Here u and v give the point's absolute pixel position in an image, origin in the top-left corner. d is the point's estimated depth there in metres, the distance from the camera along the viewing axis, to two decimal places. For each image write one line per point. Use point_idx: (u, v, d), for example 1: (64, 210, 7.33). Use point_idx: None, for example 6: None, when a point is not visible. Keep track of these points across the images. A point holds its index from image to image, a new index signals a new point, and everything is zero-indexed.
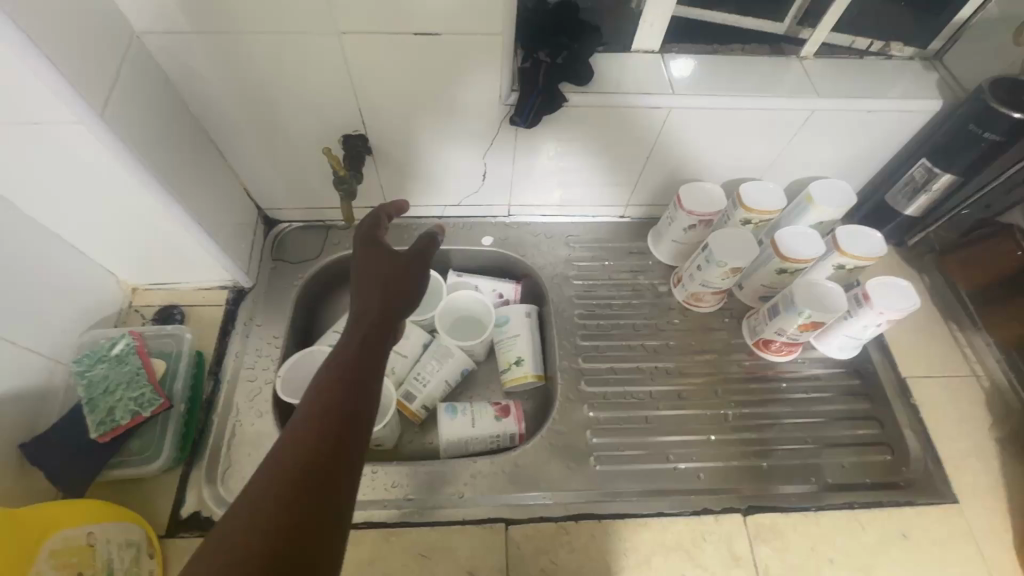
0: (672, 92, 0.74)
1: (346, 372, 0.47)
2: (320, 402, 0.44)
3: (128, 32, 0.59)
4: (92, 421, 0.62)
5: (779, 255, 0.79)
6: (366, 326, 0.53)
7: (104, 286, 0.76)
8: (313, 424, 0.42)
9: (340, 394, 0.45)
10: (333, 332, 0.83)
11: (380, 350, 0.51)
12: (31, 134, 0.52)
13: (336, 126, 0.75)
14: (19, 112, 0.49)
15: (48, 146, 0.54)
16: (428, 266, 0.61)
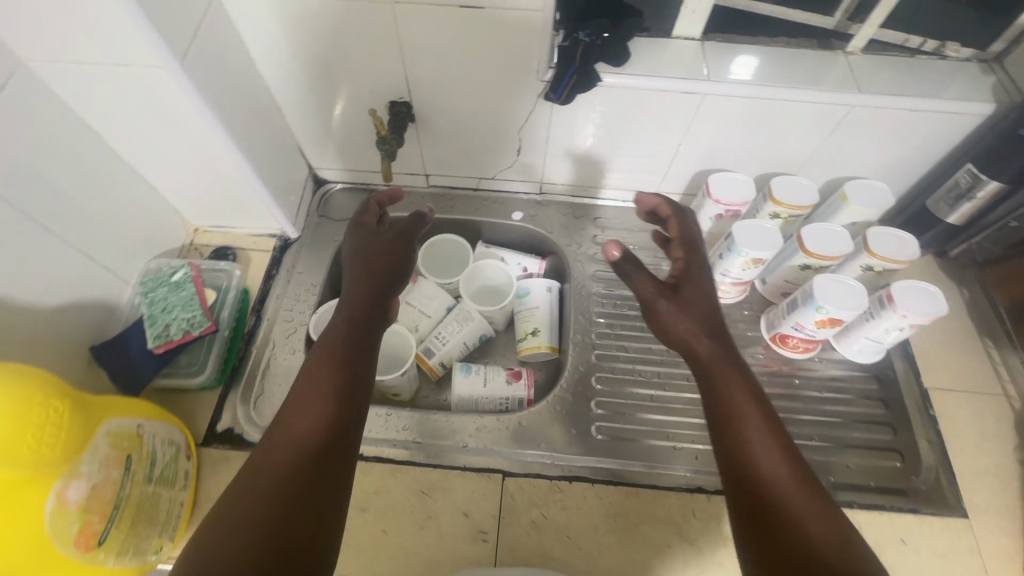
0: (709, 78, 0.75)
1: (333, 355, 0.54)
2: (308, 387, 0.51)
3: None
4: (150, 334, 0.70)
5: (804, 250, 0.79)
6: (353, 309, 0.59)
7: (170, 223, 0.85)
8: (303, 408, 0.50)
9: (326, 377, 0.52)
10: None
11: (367, 330, 0.57)
12: (122, 73, 0.60)
13: (384, 92, 0.81)
14: (115, 52, 0.57)
15: (135, 85, 0.61)
16: (414, 244, 0.68)
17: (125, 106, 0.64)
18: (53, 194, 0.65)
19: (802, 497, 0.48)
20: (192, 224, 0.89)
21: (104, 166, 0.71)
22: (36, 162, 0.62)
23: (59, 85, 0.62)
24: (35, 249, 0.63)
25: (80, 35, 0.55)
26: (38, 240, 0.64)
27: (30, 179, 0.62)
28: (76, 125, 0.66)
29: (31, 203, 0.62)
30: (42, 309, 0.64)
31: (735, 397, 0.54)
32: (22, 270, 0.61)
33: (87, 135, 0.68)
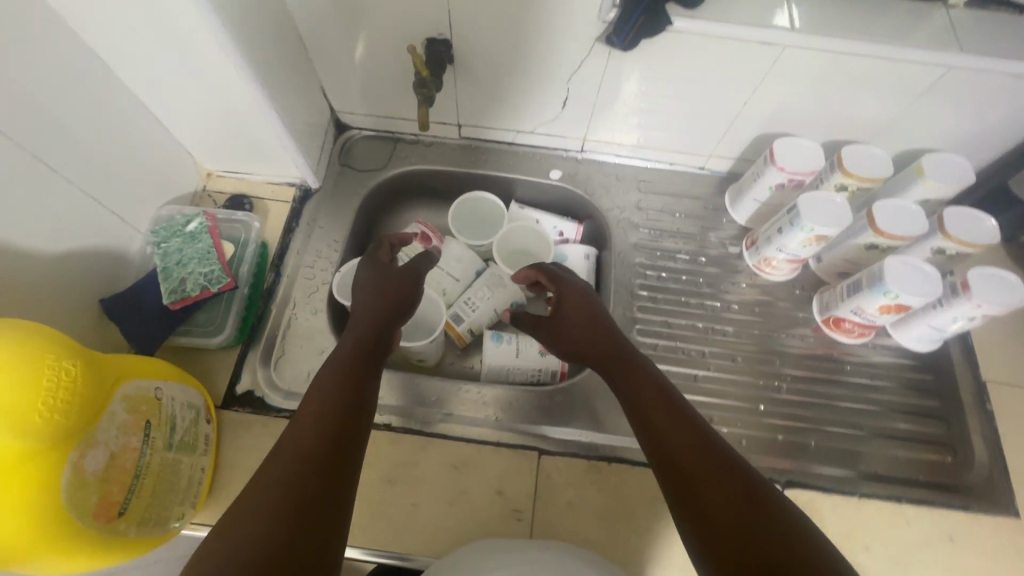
0: (793, 28, 0.66)
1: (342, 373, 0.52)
2: (315, 400, 0.48)
3: None
4: (165, 289, 0.64)
5: (873, 228, 0.73)
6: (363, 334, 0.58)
7: (181, 166, 0.77)
8: (311, 420, 0.46)
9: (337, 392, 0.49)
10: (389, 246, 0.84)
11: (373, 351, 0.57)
12: None
13: (421, 27, 0.72)
14: None
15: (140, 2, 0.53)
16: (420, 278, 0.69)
17: (134, 29, 0.56)
18: (54, 127, 0.57)
19: (697, 440, 0.47)
20: (204, 167, 0.82)
21: (107, 98, 0.63)
22: (37, 91, 0.54)
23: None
24: (38, 189, 0.56)
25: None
26: (41, 180, 0.57)
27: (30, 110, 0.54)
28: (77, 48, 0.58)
29: (34, 136, 0.55)
30: (47, 256, 0.58)
31: (631, 377, 0.57)
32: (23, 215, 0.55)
33: (88, 59, 0.60)
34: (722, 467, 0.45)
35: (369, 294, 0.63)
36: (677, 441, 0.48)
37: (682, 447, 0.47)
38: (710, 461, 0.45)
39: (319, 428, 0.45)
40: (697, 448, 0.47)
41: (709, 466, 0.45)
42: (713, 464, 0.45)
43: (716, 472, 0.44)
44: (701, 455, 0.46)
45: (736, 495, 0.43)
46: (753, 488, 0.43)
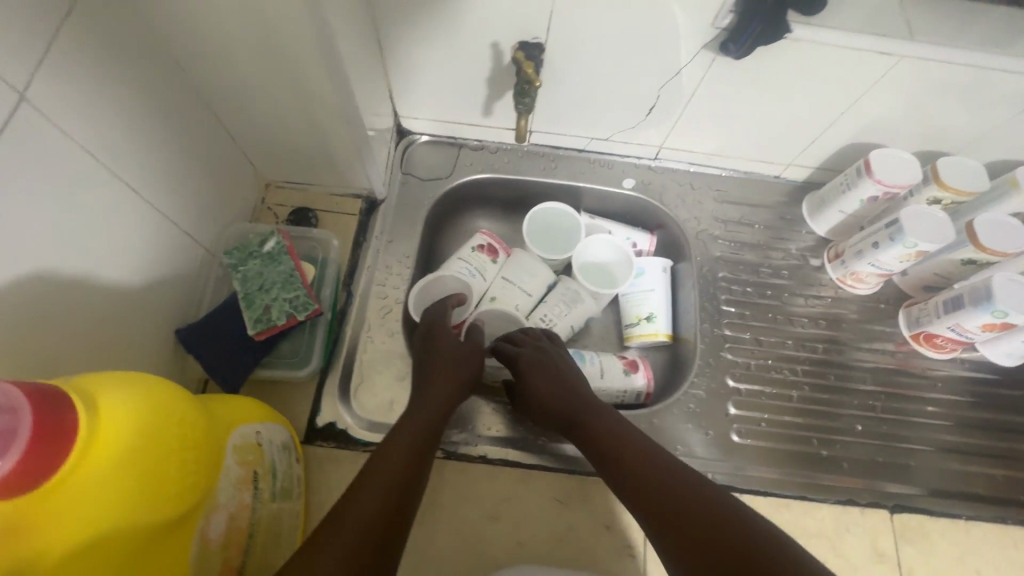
0: (914, 38, 0.63)
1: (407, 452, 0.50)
2: (374, 480, 0.46)
3: None
4: (250, 318, 0.58)
5: (975, 244, 0.71)
6: (434, 404, 0.58)
7: (244, 177, 0.71)
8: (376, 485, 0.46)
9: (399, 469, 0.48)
10: (460, 260, 0.79)
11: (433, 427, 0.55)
12: None
13: (513, 30, 0.66)
14: None
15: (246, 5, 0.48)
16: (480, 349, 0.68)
17: (226, 25, 0.50)
18: (140, 139, 0.51)
19: (666, 482, 0.48)
20: (264, 177, 0.75)
21: (182, 104, 0.57)
22: (123, 98, 0.48)
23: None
24: (128, 210, 0.50)
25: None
26: (129, 200, 0.51)
27: (118, 120, 0.48)
28: (155, 49, 0.52)
29: (123, 150, 0.49)
30: (134, 284, 0.52)
31: (598, 443, 0.56)
32: (114, 239, 0.49)
33: (164, 63, 0.54)
34: (690, 498, 0.46)
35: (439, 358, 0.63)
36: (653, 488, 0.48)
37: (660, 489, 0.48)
38: (678, 499, 0.46)
39: (383, 494, 0.45)
40: (662, 490, 0.48)
41: (686, 503, 0.45)
42: (685, 500, 0.46)
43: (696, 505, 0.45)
44: (676, 495, 0.46)
45: (717, 521, 0.43)
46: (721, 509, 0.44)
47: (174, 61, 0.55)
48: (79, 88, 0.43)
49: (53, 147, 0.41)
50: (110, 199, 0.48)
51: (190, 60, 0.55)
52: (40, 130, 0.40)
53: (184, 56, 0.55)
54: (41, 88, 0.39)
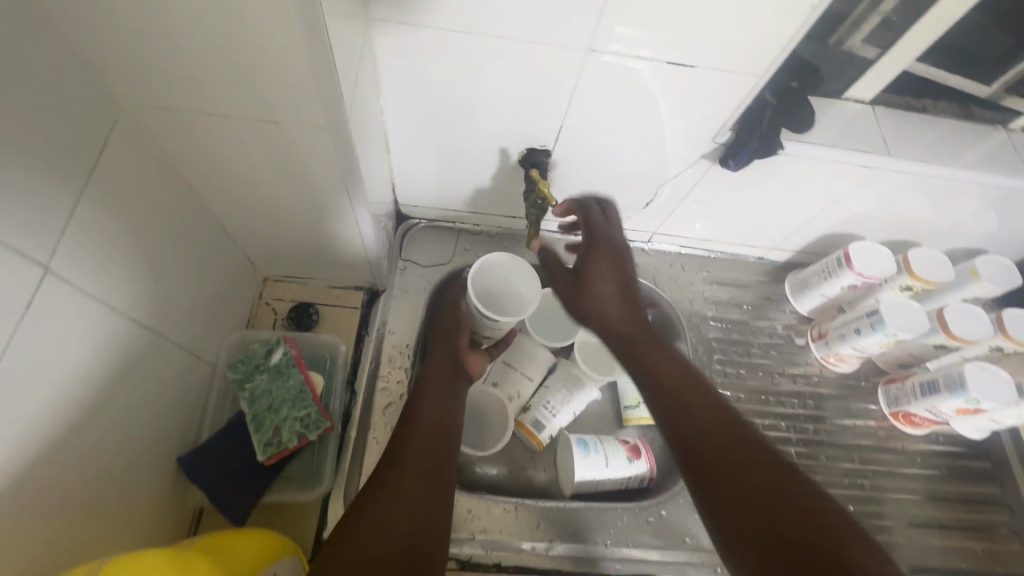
0: (889, 153, 0.69)
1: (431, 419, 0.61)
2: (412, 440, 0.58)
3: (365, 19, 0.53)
4: (259, 443, 0.56)
5: (945, 330, 0.77)
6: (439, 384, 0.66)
7: (245, 277, 0.69)
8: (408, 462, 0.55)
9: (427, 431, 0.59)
10: None
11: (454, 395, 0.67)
12: (263, 130, 0.46)
13: (522, 136, 0.69)
14: (269, 110, 0.44)
15: (274, 142, 0.47)
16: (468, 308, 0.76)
17: (250, 156, 0.49)
18: (154, 267, 0.49)
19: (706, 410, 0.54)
20: (262, 272, 0.73)
21: (196, 228, 0.55)
22: (140, 231, 0.47)
23: (173, 131, 0.46)
24: (139, 349, 0.48)
25: (234, 72, 0.40)
26: (142, 338, 0.48)
27: (136, 253, 0.46)
28: (171, 184, 0.50)
29: (137, 285, 0.47)
30: (142, 420, 0.50)
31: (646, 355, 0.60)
32: (123, 385, 0.46)
33: (180, 191, 0.52)
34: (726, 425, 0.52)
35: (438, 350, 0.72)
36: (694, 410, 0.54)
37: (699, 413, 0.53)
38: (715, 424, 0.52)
39: (420, 447, 0.57)
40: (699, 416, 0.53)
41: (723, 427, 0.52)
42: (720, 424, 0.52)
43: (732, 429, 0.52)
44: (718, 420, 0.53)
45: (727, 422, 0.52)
46: (752, 440, 0.51)
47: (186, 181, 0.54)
48: (100, 234, 0.42)
49: (71, 307, 0.40)
50: (126, 340, 0.46)
51: (205, 186, 0.54)
52: (63, 293, 0.39)
53: (198, 181, 0.53)
54: (63, 253, 0.38)
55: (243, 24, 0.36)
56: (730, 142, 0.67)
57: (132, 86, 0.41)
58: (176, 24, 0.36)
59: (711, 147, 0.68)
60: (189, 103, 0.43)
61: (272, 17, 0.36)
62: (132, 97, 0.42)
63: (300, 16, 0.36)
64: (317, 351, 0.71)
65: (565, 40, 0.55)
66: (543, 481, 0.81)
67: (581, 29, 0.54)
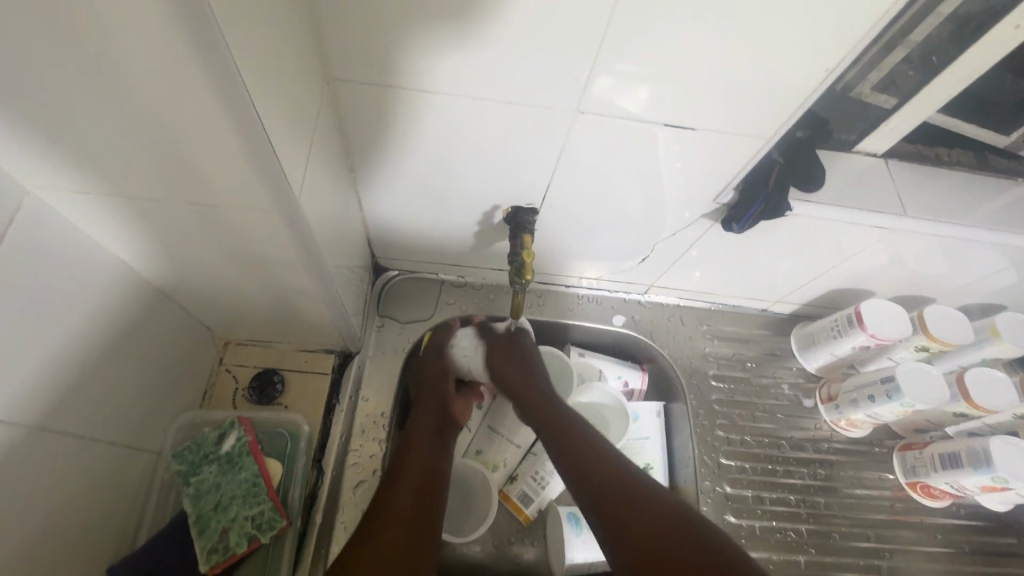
0: (905, 213, 0.64)
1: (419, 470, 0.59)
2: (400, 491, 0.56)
3: (323, 77, 0.48)
4: (202, 550, 0.52)
5: (965, 398, 0.71)
6: (429, 432, 0.63)
7: (199, 345, 0.63)
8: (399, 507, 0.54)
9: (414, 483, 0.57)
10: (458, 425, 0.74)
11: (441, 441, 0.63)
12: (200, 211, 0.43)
13: (506, 195, 0.64)
14: (203, 188, 0.40)
15: (213, 218, 0.44)
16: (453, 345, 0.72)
17: (187, 234, 0.46)
18: (64, 355, 0.44)
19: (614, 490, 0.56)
20: (222, 337, 0.67)
21: (133, 306, 0.51)
22: (46, 319, 0.42)
23: (103, 211, 0.43)
24: (59, 441, 0.44)
25: (159, 155, 0.37)
26: (54, 434, 0.44)
27: (39, 341, 0.41)
28: (96, 260, 0.46)
29: (45, 378, 0.42)
30: (63, 518, 0.45)
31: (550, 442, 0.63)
32: (37, 481, 0.42)
33: (112, 267, 0.48)
34: (651, 513, 0.54)
35: (426, 395, 0.68)
36: (614, 497, 0.56)
37: (620, 509, 0.55)
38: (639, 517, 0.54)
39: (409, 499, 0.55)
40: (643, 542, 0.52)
41: (660, 532, 0.52)
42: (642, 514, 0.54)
43: (683, 549, 0.51)
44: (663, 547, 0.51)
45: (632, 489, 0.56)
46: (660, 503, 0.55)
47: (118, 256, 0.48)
48: None
49: None
50: (22, 444, 0.41)
51: (142, 257, 0.49)
52: None
53: (136, 259, 0.49)
54: None
55: (156, 106, 0.34)
56: (734, 203, 0.64)
57: (47, 168, 0.38)
58: (87, 110, 0.34)
59: (713, 207, 0.64)
60: (112, 179, 0.40)
61: (185, 95, 0.33)
62: (48, 179, 0.39)
63: (217, 95, 0.33)
64: (279, 428, 0.65)
65: (551, 101, 0.50)
66: (531, 559, 0.72)
67: (568, 91, 0.49)
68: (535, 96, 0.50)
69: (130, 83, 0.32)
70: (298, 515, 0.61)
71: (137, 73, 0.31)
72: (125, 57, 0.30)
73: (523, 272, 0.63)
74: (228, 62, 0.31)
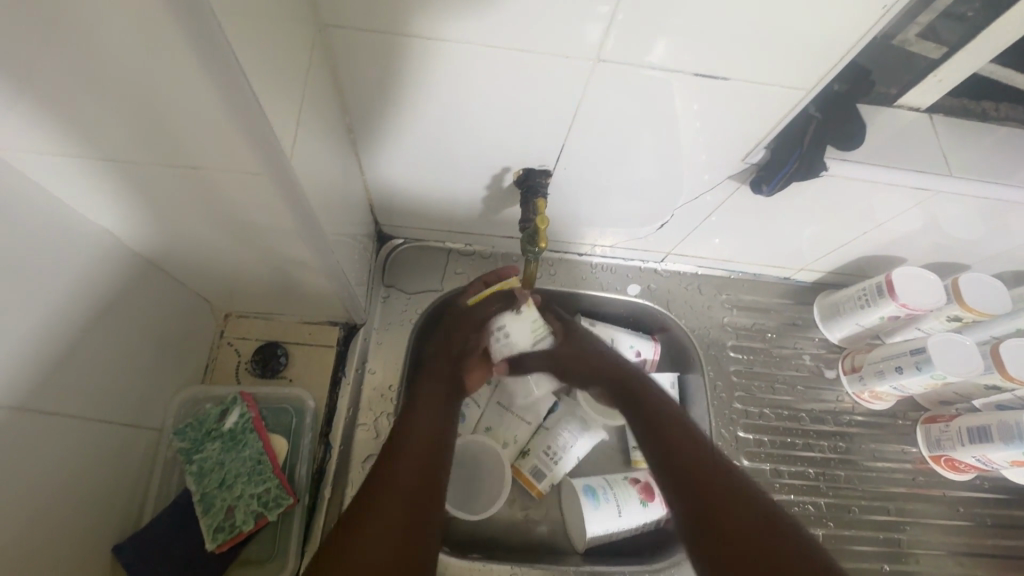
0: (950, 174, 0.59)
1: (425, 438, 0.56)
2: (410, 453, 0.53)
3: (314, 25, 0.43)
4: (208, 529, 0.53)
5: (1002, 372, 0.68)
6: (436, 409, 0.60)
7: (198, 318, 0.61)
8: (396, 482, 0.50)
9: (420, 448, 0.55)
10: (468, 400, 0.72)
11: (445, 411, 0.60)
12: (184, 177, 0.39)
13: (518, 156, 0.59)
14: (185, 153, 0.37)
15: (200, 186, 0.40)
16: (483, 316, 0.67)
17: (173, 202, 0.43)
18: (47, 331, 0.42)
19: (725, 490, 0.52)
20: (222, 309, 0.65)
21: (122, 280, 0.48)
22: (25, 297, 0.40)
23: (78, 175, 0.40)
24: (41, 426, 0.42)
25: (133, 117, 0.34)
26: (38, 415, 0.42)
27: (20, 319, 0.39)
28: (78, 233, 0.44)
29: (24, 358, 0.40)
30: (61, 496, 0.44)
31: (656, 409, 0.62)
32: (28, 468, 0.41)
33: (94, 237, 0.45)
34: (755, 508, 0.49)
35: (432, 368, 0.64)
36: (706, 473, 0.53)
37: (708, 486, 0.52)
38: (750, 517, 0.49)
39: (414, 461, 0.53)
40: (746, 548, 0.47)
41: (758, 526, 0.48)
42: (745, 510, 0.49)
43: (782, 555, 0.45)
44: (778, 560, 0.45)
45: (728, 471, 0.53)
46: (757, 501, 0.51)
47: (101, 227, 0.45)
48: None
49: None
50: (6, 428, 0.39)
51: (128, 228, 0.46)
52: None
53: (120, 229, 0.46)
54: None
55: (126, 67, 0.30)
56: (763, 164, 0.59)
57: (9, 128, 0.34)
58: (47, 68, 0.30)
59: (741, 168, 0.60)
60: (85, 145, 0.36)
61: (159, 56, 0.29)
62: (11, 142, 0.36)
63: (195, 56, 0.29)
64: (283, 403, 0.64)
65: (567, 48, 0.45)
66: (544, 533, 0.71)
67: (590, 37, 0.44)
68: (552, 42, 0.45)
69: (92, 37, 0.28)
70: (306, 491, 0.60)
71: (100, 25, 0.27)
72: (85, 7, 0.26)
73: (536, 239, 0.59)
74: (205, 17, 0.28)
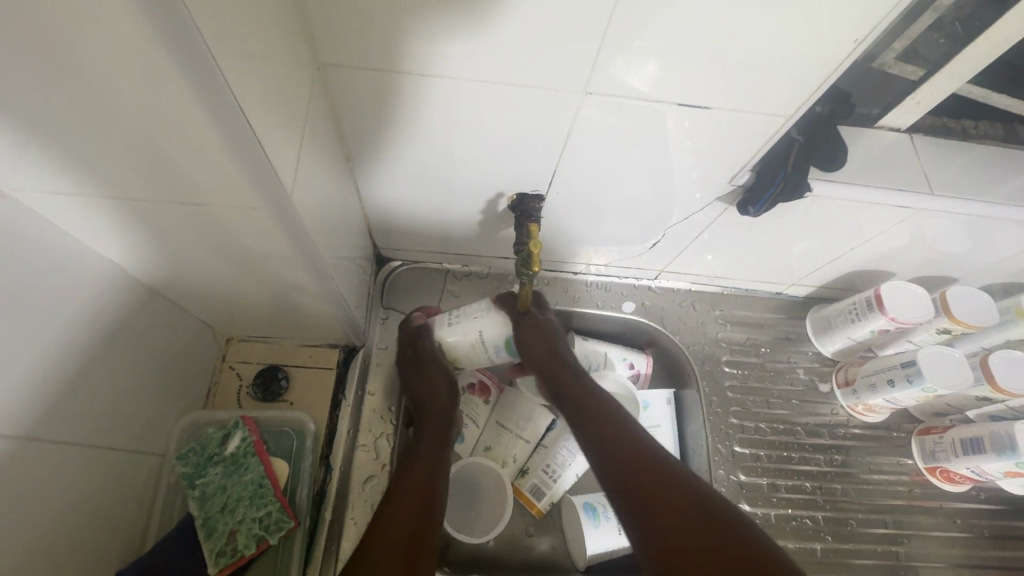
0: (931, 192, 0.61)
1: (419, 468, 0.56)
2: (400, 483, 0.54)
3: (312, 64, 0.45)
4: (211, 553, 0.54)
5: (992, 384, 0.69)
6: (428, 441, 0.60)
7: (201, 344, 0.63)
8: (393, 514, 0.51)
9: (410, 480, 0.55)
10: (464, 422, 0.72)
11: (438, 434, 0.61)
12: (190, 212, 0.41)
13: (512, 182, 0.61)
14: (190, 191, 0.39)
15: (204, 220, 0.42)
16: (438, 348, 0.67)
17: (178, 235, 0.44)
18: (54, 362, 0.43)
19: (657, 470, 0.54)
20: (224, 334, 0.66)
21: (128, 309, 0.50)
22: (35, 330, 0.41)
23: (83, 211, 0.41)
24: (44, 455, 0.43)
25: (139, 159, 0.36)
26: (45, 443, 0.43)
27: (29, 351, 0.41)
28: (87, 266, 0.45)
29: (31, 388, 0.41)
30: (67, 522, 0.45)
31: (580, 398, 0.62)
32: (36, 496, 0.42)
33: (99, 269, 0.46)
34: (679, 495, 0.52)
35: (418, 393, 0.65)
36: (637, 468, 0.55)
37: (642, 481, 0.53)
38: (670, 495, 0.52)
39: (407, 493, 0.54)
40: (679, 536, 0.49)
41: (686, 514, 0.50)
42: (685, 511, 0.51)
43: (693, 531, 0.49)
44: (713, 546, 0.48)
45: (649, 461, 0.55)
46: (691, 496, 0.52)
47: (108, 260, 0.47)
48: None
49: None
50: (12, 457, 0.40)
51: (134, 261, 0.48)
52: None
53: (125, 260, 0.47)
54: None
55: (130, 110, 0.32)
56: (749, 185, 0.61)
57: (21, 171, 0.36)
58: (60, 116, 0.32)
59: (728, 190, 0.62)
60: (93, 186, 0.38)
61: (157, 97, 0.31)
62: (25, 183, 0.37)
63: (190, 91, 0.30)
64: (285, 426, 0.65)
65: (554, 80, 0.47)
66: (544, 551, 0.72)
67: (575, 71, 0.46)
68: (541, 76, 0.47)
69: (97, 82, 0.29)
70: (307, 514, 0.61)
71: (103, 70, 0.29)
72: (92, 59, 0.28)
73: (529, 263, 0.59)
74: (197, 46, 0.29)
